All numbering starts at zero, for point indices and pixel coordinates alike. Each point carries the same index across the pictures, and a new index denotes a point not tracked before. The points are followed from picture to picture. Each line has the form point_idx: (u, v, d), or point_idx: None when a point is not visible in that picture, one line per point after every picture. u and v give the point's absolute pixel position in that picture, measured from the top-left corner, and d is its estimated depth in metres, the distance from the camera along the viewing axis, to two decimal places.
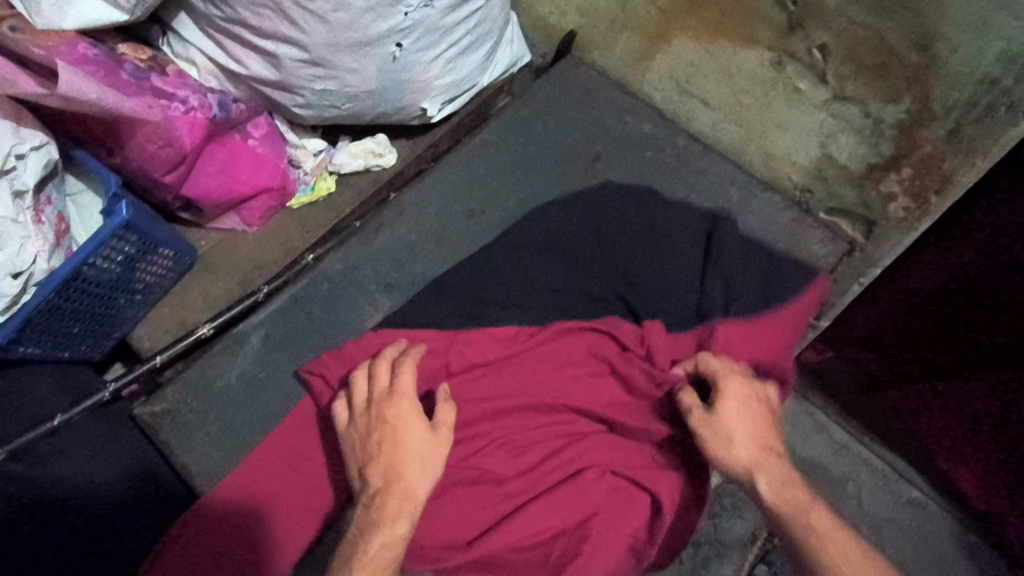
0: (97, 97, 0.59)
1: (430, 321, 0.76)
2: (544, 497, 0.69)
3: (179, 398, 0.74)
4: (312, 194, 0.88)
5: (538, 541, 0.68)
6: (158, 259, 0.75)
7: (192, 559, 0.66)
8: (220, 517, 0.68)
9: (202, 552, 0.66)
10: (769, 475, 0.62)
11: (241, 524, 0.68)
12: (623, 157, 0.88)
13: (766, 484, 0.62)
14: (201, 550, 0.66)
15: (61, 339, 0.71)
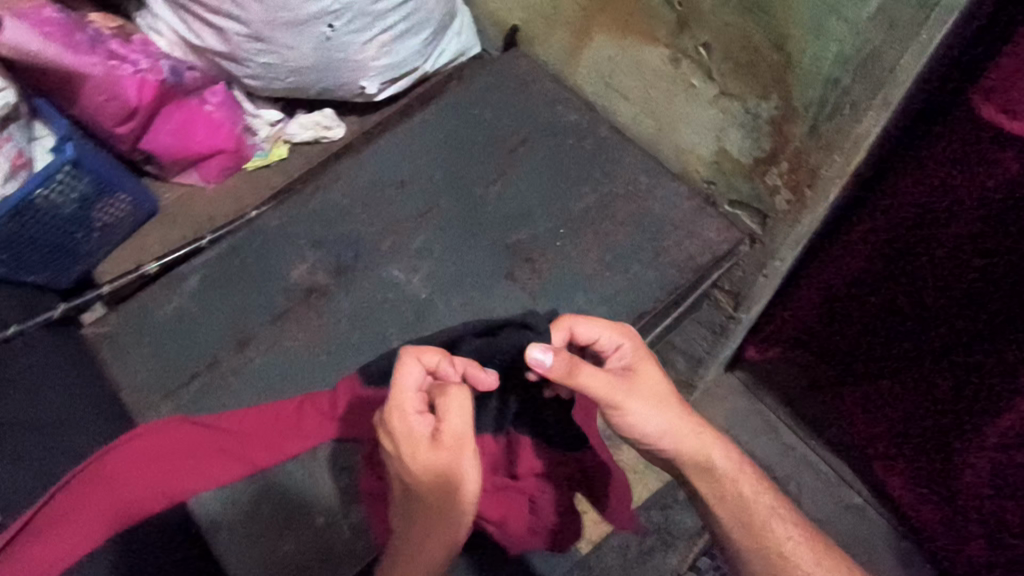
0: (39, 50, 0.71)
1: (352, 278, 0.86)
2: None
3: (122, 323, 0.84)
4: (266, 159, 0.98)
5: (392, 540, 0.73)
6: (114, 201, 0.86)
7: (68, 501, 0.68)
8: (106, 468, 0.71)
9: (77, 496, 0.69)
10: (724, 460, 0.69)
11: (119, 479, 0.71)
12: (546, 141, 0.96)
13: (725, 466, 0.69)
14: (75, 494, 0.69)
15: (24, 264, 0.82)
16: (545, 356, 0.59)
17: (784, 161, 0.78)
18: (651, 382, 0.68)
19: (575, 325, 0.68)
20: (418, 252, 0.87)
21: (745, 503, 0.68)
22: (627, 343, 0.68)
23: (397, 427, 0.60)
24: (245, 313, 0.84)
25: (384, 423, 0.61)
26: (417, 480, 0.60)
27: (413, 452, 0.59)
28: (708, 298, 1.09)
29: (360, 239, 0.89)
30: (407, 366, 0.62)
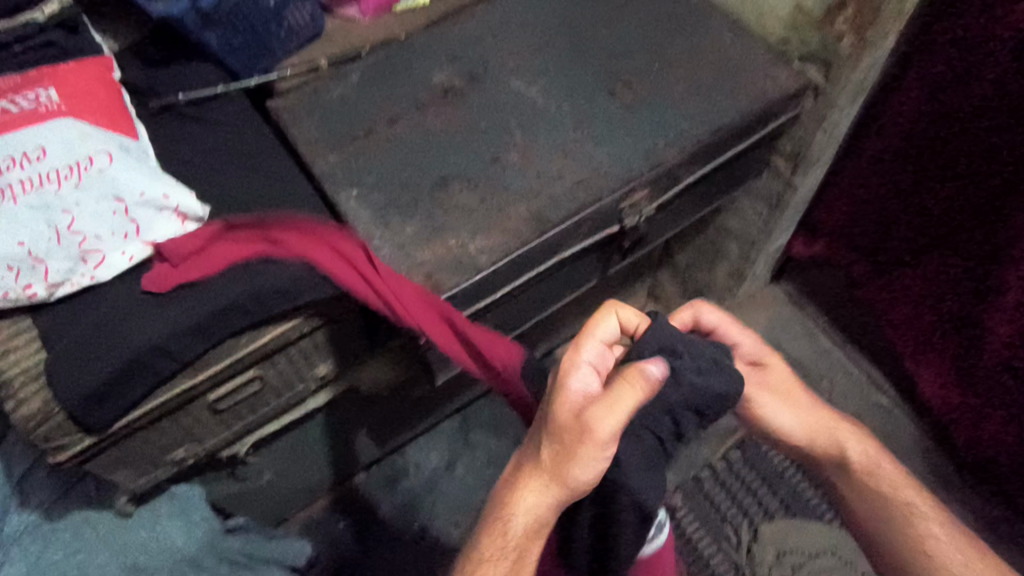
0: None
1: (482, 84, 1.06)
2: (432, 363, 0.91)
3: (300, 103, 1.06)
4: (413, 3, 1.18)
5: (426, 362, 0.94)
6: (300, 5, 1.08)
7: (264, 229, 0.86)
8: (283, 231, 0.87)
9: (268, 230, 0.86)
10: (859, 447, 0.97)
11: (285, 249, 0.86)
12: (646, 3, 1.14)
13: (862, 458, 0.97)
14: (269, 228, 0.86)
15: (232, 45, 1.03)
16: (688, 316, 0.94)
17: (852, 5, 0.96)
18: (783, 377, 0.98)
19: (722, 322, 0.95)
20: (537, 72, 1.07)
21: (880, 477, 0.96)
22: (742, 341, 0.96)
23: (572, 368, 0.74)
24: (395, 102, 1.04)
25: (568, 368, 0.75)
26: (553, 426, 0.72)
27: (568, 389, 0.73)
28: (770, 166, 1.26)
29: (490, 59, 1.09)
30: (587, 340, 0.77)
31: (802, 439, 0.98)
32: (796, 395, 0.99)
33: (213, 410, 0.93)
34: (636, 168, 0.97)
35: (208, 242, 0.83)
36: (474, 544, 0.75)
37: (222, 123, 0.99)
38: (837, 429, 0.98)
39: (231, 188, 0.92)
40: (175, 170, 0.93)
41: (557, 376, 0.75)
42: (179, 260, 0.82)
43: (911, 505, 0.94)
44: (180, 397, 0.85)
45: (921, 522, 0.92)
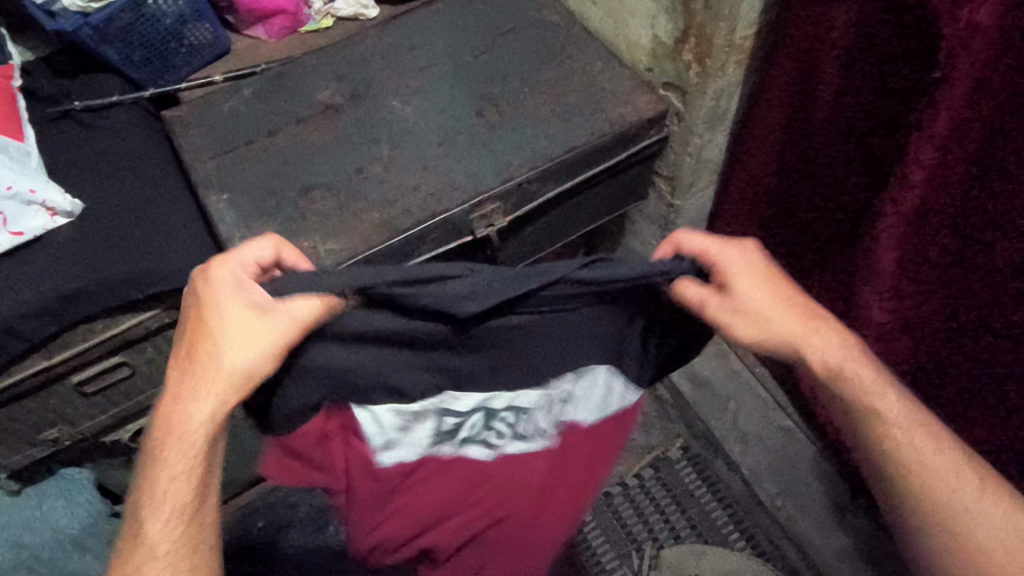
0: None
1: (362, 101, 1.14)
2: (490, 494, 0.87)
3: (191, 112, 1.13)
4: (316, 27, 1.27)
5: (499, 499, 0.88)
6: (201, 27, 1.16)
7: (103, 231, 0.96)
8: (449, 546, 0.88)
9: (106, 230, 0.96)
10: (829, 352, 0.78)
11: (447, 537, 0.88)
12: (528, 32, 1.22)
13: (844, 384, 0.80)
14: (110, 229, 0.97)
15: (131, 59, 1.12)
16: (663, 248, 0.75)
17: (692, 37, 1.02)
18: (778, 302, 0.76)
19: (709, 248, 0.74)
20: (414, 92, 1.15)
21: (875, 398, 0.80)
22: (732, 256, 0.74)
23: (206, 291, 0.69)
24: (279, 114, 1.13)
25: (196, 291, 0.69)
26: (188, 355, 0.69)
27: (202, 312, 0.68)
28: (653, 188, 1.32)
29: (374, 79, 1.17)
30: (233, 260, 0.70)
31: (857, 390, 0.80)
32: (795, 304, 0.77)
33: (81, 392, 1.00)
34: (487, 183, 1.03)
35: (60, 241, 0.94)
36: (134, 493, 0.72)
37: (113, 128, 1.08)
38: (873, 380, 0.80)
39: (113, 188, 1.01)
40: (60, 171, 1.01)
41: (192, 303, 0.70)
42: (48, 256, 0.92)
43: (867, 401, 0.80)
44: (40, 375, 0.92)
45: (921, 471, 0.79)
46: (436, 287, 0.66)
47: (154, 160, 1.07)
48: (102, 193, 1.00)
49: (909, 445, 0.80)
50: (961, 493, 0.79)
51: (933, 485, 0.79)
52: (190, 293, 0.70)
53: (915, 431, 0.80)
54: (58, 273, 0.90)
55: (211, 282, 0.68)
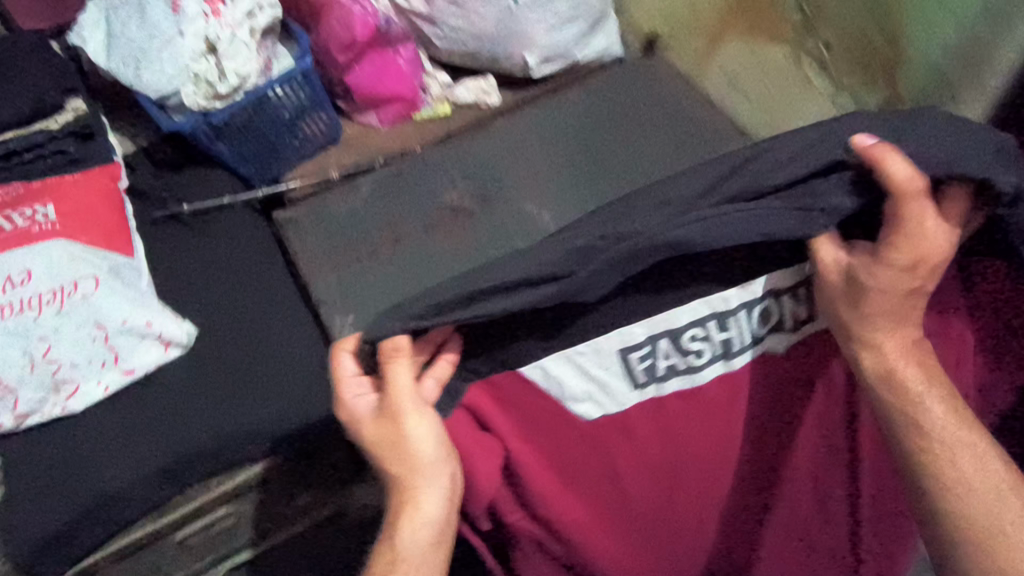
0: None
1: (494, 205, 1.02)
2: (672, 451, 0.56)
3: (305, 214, 1.02)
4: (433, 114, 1.17)
5: (685, 457, 0.57)
6: (318, 119, 1.06)
7: (178, 383, 0.81)
8: (557, 517, 0.57)
9: (180, 384, 0.81)
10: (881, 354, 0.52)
11: (573, 483, 0.57)
12: (672, 126, 1.10)
13: (870, 361, 0.52)
14: (185, 382, 0.81)
15: (242, 154, 1.02)
16: (874, 140, 0.46)
17: None
18: (895, 290, 0.50)
19: (919, 195, 0.45)
20: (552, 197, 1.03)
21: (942, 449, 0.54)
22: (911, 223, 0.47)
23: (395, 404, 0.55)
24: (402, 220, 1.01)
25: (391, 410, 0.56)
26: (409, 481, 0.58)
27: (403, 440, 0.57)
28: None
29: (504, 178, 1.05)
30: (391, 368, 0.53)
31: (887, 379, 0.52)
32: (931, 269, 0.49)
33: (181, 545, 0.87)
34: None
35: (151, 389, 0.80)
36: None
37: (222, 235, 0.96)
38: (917, 360, 0.53)
39: (224, 309, 0.89)
40: (170, 288, 0.90)
41: (385, 429, 0.58)
42: (147, 407, 0.79)
43: (917, 415, 0.53)
44: (138, 541, 0.80)
45: (966, 488, 0.54)
46: (517, 299, 0.46)
47: (270, 271, 0.94)
48: (208, 319, 0.88)
49: (944, 468, 0.54)
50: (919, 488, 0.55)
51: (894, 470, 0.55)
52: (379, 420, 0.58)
53: (905, 430, 0.54)
54: (152, 435, 0.77)
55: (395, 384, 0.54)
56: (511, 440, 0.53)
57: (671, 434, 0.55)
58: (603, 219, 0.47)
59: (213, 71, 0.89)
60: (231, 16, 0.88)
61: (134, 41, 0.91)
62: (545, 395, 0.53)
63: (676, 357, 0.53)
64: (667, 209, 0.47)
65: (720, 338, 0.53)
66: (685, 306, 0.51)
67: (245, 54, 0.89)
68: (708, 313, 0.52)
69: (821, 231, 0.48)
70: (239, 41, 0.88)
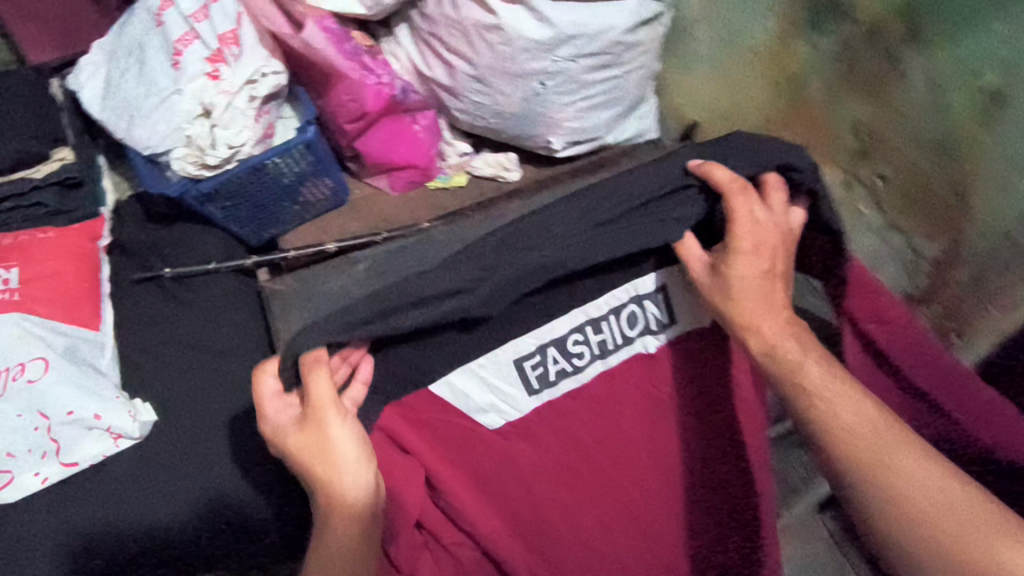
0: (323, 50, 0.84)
1: None
2: (583, 433, 0.79)
3: (294, 286, 0.94)
4: (447, 184, 1.10)
5: (589, 438, 0.80)
6: (321, 184, 0.99)
7: (118, 480, 0.75)
8: (487, 482, 0.77)
9: (120, 480, 0.75)
10: (758, 337, 0.67)
11: (490, 459, 0.76)
12: None
13: (756, 343, 0.67)
14: (126, 478, 0.76)
15: (235, 215, 0.95)
16: (702, 163, 0.67)
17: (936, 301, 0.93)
18: (751, 273, 0.67)
19: (732, 188, 0.65)
20: None
21: (843, 405, 0.62)
22: (742, 212, 0.65)
23: (318, 405, 0.58)
24: None
25: (313, 412, 0.59)
26: (332, 473, 0.60)
27: (328, 441, 0.60)
28: None
29: None
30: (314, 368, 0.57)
31: (729, 292, 0.67)
32: (768, 245, 0.67)
33: None
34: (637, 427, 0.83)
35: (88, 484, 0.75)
36: None
37: (202, 307, 0.90)
38: (764, 292, 0.68)
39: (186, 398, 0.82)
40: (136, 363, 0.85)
41: (304, 435, 0.60)
42: (79, 507, 0.74)
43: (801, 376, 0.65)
44: None
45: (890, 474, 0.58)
46: (454, 303, 0.60)
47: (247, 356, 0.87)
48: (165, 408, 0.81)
49: (796, 369, 0.65)
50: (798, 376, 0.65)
51: (761, 350, 0.67)
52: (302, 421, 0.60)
53: (754, 323, 0.67)
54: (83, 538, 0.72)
55: (313, 386, 0.58)
56: (421, 451, 0.72)
57: (572, 433, 0.79)
58: (507, 232, 0.63)
59: (205, 136, 0.82)
60: (230, 79, 0.82)
61: (129, 93, 0.86)
62: (448, 403, 0.72)
63: (562, 361, 0.76)
64: (578, 212, 0.65)
65: (597, 339, 0.76)
66: (564, 322, 0.74)
67: (240, 122, 0.82)
68: (569, 331, 0.75)
69: (677, 231, 0.67)
70: (235, 109, 0.82)
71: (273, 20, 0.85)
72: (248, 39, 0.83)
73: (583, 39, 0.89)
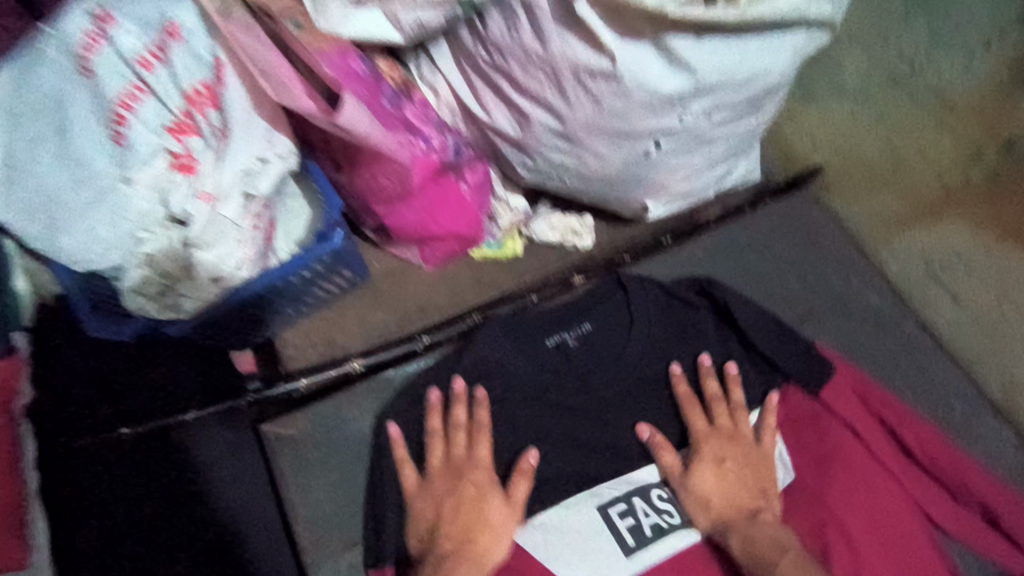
0: (365, 133, 0.53)
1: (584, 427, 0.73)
2: None
3: (308, 429, 0.70)
4: (498, 252, 0.83)
5: None
6: (336, 278, 0.71)
7: None
8: None
9: None
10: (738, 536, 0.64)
11: None
12: (838, 322, 0.79)
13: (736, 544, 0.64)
14: None
15: (219, 333, 0.67)
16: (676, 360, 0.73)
17: None
18: (722, 480, 0.68)
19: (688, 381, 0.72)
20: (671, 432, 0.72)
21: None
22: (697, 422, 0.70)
23: (480, 467, 0.66)
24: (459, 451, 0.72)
25: (467, 460, 0.66)
26: (480, 530, 0.63)
27: (485, 517, 0.63)
28: None
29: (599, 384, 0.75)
30: (459, 433, 0.67)
31: (706, 500, 0.67)
32: (726, 456, 0.69)
33: None
34: None
35: None
36: None
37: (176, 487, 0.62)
38: (730, 500, 0.67)
39: None
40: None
41: (442, 481, 0.65)
42: None
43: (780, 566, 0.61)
44: None
45: None
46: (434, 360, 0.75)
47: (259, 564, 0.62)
48: None
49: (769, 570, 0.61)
50: (775, 569, 0.61)
51: (741, 547, 0.64)
52: (426, 486, 0.65)
53: (737, 524, 0.65)
54: None
55: (483, 442, 0.66)
56: None
57: None
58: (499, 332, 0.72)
59: (174, 257, 0.54)
60: (212, 173, 0.53)
61: (36, 180, 0.52)
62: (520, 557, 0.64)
63: (656, 515, 0.67)
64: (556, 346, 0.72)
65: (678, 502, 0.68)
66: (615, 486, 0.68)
67: (231, 237, 0.54)
68: (653, 483, 0.69)
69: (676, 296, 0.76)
70: (223, 218, 0.53)
71: (288, 85, 0.52)
72: (236, 107, 0.54)
73: (727, 88, 0.62)
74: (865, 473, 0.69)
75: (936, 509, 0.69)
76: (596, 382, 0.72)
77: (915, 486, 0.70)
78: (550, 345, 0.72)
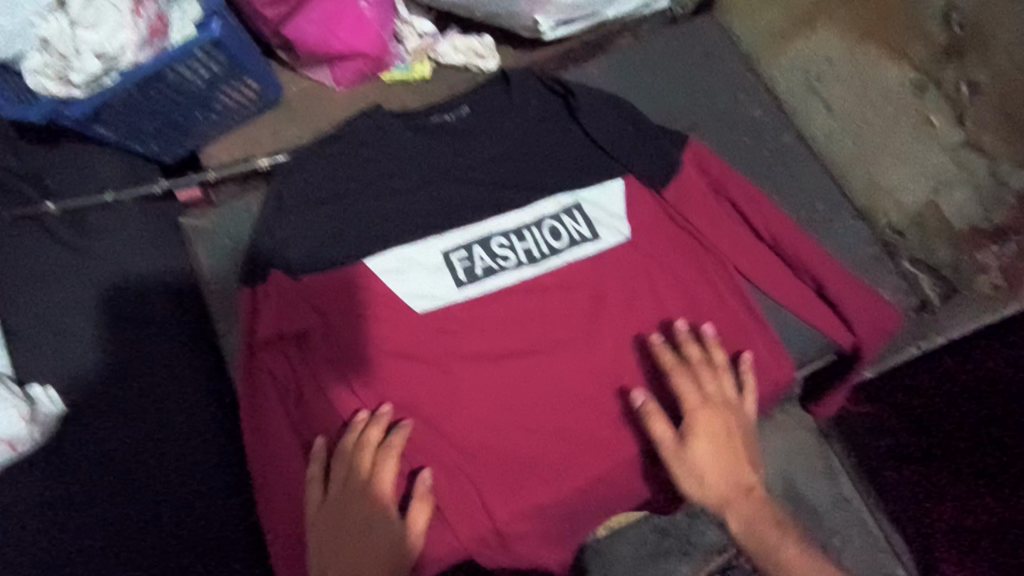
0: None
1: (459, 201, 0.78)
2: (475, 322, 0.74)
3: (221, 220, 0.78)
4: (406, 74, 0.87)
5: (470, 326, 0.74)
6: (241, 86, 0.77)
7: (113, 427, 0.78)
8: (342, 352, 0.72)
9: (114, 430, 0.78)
10: (738, 509, 0.68)
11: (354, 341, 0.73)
12: (720, 134, 0.84)
13: (735, 517, 0.68)
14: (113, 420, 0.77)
15: (139, 131, 0.75)
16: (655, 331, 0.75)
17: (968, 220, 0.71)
18: (713, 450, 0.69)
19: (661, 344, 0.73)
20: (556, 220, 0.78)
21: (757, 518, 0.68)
22: (682, 387, 0.71)
23: (382, 491, 0.67)
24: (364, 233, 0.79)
25: (365, 488, 0.67)
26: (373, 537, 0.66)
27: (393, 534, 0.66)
28: None
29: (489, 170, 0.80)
30: (369, 447, 0.68)
31: (700, 477, 0.68)
32: (716, 424, 0.70)
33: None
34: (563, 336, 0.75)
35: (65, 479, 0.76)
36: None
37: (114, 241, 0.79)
38: (735, 474, 0.70)
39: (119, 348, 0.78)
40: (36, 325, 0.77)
41: (350, 492, 0.67)
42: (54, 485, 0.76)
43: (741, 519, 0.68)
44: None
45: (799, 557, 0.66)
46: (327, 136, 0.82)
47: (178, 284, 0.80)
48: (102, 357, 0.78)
49: (773, 551, 0.67)
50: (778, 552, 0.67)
51: (740, 524, 0.68)
52: (345, 492, 0.67)
53: (736, 499, 0.69)
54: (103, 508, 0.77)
55: (386, 467, 0.68)
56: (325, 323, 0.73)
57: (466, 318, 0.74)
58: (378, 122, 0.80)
59: (67, 40, 0.59)
60: None
61: None
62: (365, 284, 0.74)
63: (489, 260, 0.76)
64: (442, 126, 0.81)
65: (521, 248, 0.77)
66: (467, 231, 0.77)
67: (111, 18, 0.59)
68: (496, 232, 0.77)
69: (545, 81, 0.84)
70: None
71: None
72: None
73: None
74: (727, 235, 0.78)
75: (752, 269, 0.77)
76: (470, 144, 0.81)
77: (736, 249, 0.78)
78: (429, 123, 0.81)
